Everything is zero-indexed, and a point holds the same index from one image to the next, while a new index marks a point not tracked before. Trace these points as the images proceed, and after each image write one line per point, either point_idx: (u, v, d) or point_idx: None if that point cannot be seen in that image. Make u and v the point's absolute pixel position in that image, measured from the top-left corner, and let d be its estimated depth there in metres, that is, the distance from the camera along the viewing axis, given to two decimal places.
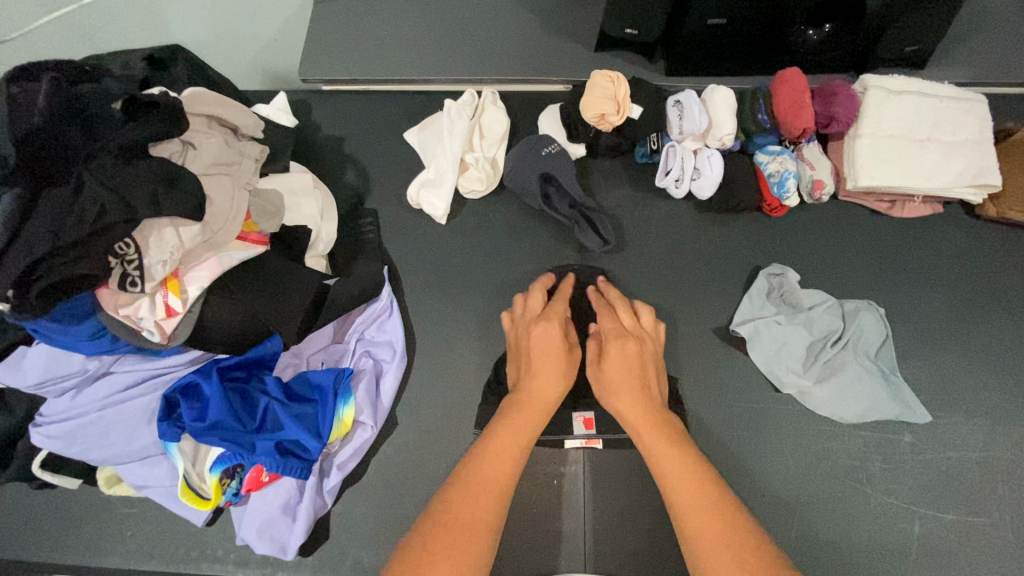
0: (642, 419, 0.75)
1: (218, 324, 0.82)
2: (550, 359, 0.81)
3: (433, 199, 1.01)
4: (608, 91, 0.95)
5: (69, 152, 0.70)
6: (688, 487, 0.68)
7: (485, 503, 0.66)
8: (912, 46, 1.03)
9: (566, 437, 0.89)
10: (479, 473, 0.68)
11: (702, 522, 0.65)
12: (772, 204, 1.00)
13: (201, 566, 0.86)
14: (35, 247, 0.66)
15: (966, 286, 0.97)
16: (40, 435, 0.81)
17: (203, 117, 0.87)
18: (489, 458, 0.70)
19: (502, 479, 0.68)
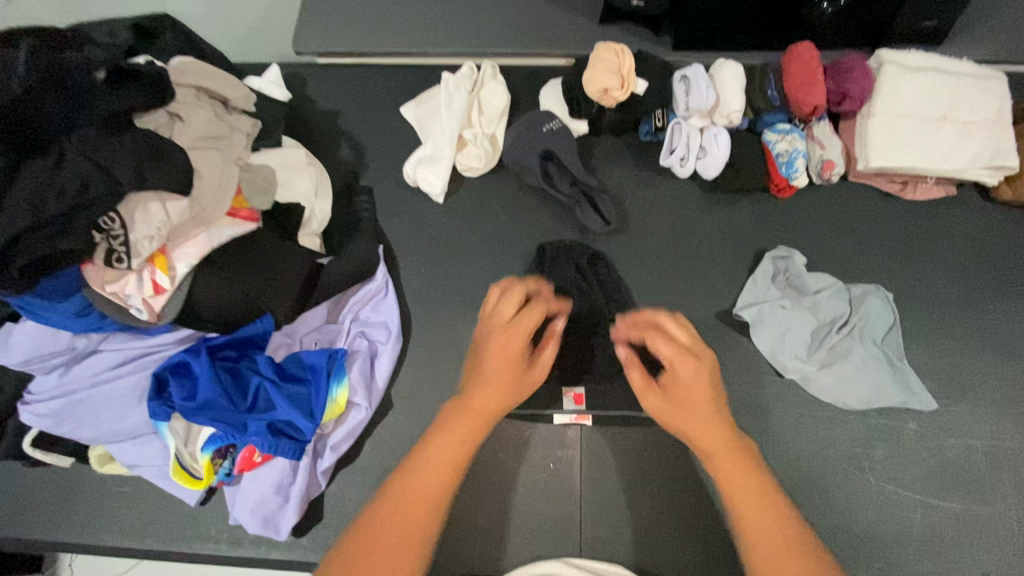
0: (695, 411, 0.62)
1: (209, 303, 0.80)
2: (501, 368, 0.67)
3: (431, 176, 0.99)
4: (612, 65, 0.92)
5: (49, 122, 0.67)
6: (732, 474, 0.59)
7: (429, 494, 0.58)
8: (928, 21, 0.99)
9: (555, 412, 0.89)
10: (431, 457, 0.60)
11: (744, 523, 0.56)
12: (779, 184, 0.96)
13: (195, 545, 0.85)
14: (16, 220, 0.63)
15: (978, 272, 0.94)
16: (29, 413, 0.79)
17: (192, 89, 0.84)
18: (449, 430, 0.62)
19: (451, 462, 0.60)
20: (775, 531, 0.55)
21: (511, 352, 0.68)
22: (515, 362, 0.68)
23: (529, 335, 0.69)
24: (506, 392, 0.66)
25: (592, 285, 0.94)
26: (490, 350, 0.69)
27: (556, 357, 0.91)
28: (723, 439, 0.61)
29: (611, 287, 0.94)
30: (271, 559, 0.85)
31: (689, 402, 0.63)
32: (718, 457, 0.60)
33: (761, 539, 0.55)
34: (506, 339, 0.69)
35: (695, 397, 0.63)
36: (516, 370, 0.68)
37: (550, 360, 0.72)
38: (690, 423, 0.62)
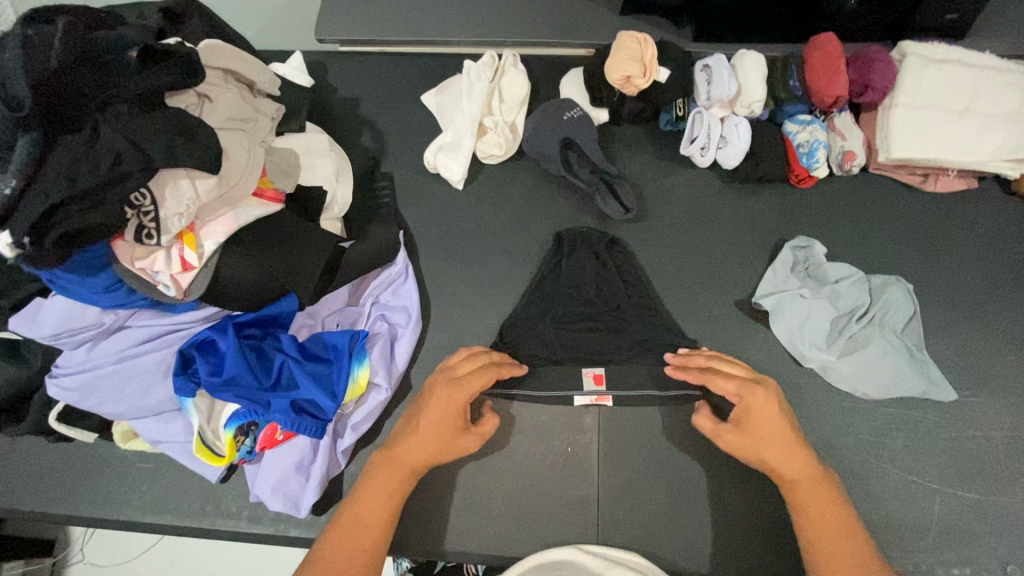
0: (773, 444, 0.74)
1: (234, 282, 0.81)
2: (436, 434, 0.77)
3: (451, 163, 0.99)
4: (635, 53, 0.93)
5: (84, 98, 0.68)
6: (810, 487, 0.73)
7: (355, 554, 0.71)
8: (951, 14, 0.97)
9: (576, 394, 0.88)
10: (362, 508, 0.74)
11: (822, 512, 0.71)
12: (800, 174, 0.96)
13: (215, 522, 0.86)
14: (51, 193, 0.65)
15: (999, 264, 0.94)
16: (56, 386, 0.81)
17: (220, 71, 0.85)
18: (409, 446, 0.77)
19: (376, 522, 0.73)
20: (826, 513, 0.71)
21: (439, 395, 0.79)
22: (450, 432, 0.78)
23: (459, 414, 0.78)
24: (431, 450, 0.77)
25: (610, 269, 0.95)
26: (434, 398, 0.79)
27: (575, 341, 0.91)
28: (785, 449, 0.74)
29: (630, 272, 0.95)
30: (290, 536, 0.85)
31: (767, 438, 0.74)
32: (802, 493, 0.73)
33: (817, 519, 0.71)
34: (445, 392, 0.79)
35: (773, 425, 0.75)
36: (452, 410, 0.78)
37: (488, 431, 0.80)
38: (774, 452, 0.73)
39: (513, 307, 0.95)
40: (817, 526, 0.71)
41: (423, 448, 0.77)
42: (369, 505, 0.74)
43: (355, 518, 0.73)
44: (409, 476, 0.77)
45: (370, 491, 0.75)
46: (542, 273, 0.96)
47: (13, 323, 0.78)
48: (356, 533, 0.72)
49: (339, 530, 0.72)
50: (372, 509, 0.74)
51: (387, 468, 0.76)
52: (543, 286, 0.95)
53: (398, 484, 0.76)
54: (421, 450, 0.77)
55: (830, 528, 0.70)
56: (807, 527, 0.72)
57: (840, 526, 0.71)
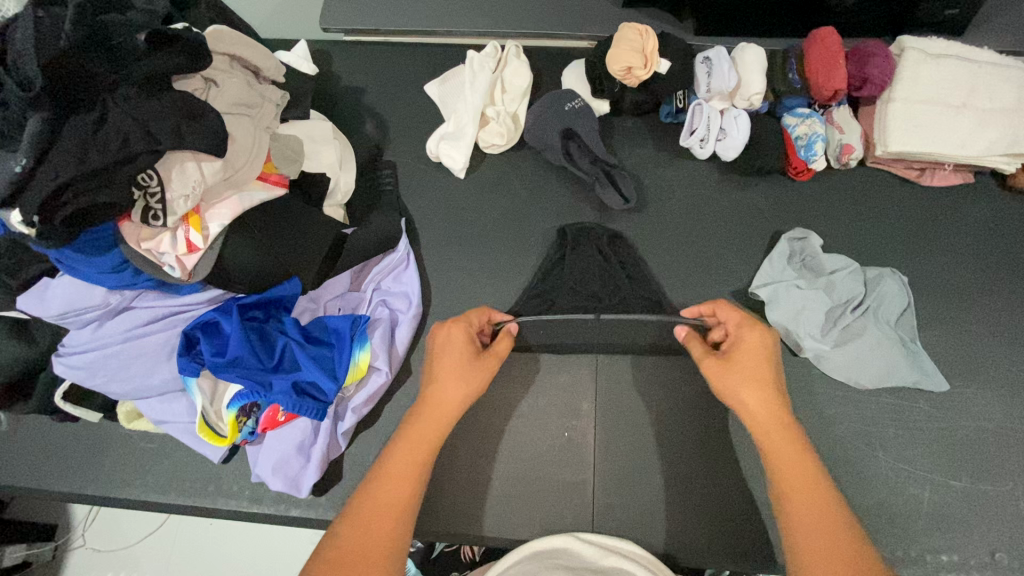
0: (751, 387, 0.68)
1: (239, 265, 0.82)
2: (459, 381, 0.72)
3: (453, 151, 1.00)
4: (636, 44, 0.93)
5: (95, 80, 0.70)
6: (776, 438, 0.66)
7: (394, 503, 0.64)
8: (952, 8, 0.99)
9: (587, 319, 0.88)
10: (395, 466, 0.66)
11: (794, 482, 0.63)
12: (797, 167, 0.97)
13: (217, 501, 0.88)
14: (61, 171, 0.66)
15: (993, 258, 0.95)
16: (62, 365, 0.82)
17: (226, 57, 0.86)
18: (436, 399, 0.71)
19: (414, 468, 0.66)
20: (790, 454, 0.65)
21: (456, 334, 0.77)
22: (469, 368, 0.74)
23: (473, 353, 0.75)
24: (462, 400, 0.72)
25: (613, 263, 0.94)
26: (444, 338, 0.76)
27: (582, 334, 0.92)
28: (765, 385, 0.68)
29: (631, 264, 0.95)
30: (291, 516, 0.87)
31: (748, 372, 0.69)
32: (769, 431, 0.66)
33: (784, 460, 0.65)
34: (453, 336, 0.76)
35: (758, 361, 0.69)
36: (467, 347, 0.76)
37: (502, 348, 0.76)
38: (754, 400, 0.67)
39: (513, 294, 0.97)
40: (782, 463, 0.65)
41: (456, 390, 0.72)
42: (408, 452, 0.67)
43: (393, 467, 0.66)
44: (445, 421, 0.71)
45: (409, 439, 0.68)
46: (543, 269, 0.97)
47: (24, 301, 0.80)
48: (393, 482, 0.65)
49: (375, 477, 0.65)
50: (410, 454, 0.67)
51: (424, 413, 0.71)
52: (545, 283, 0.95)
53: (437, 428, 0.70)
54: (456, 390, 0.72)
55: (793, 467, 0.64)
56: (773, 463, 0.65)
57: (808, 469, 0.64)
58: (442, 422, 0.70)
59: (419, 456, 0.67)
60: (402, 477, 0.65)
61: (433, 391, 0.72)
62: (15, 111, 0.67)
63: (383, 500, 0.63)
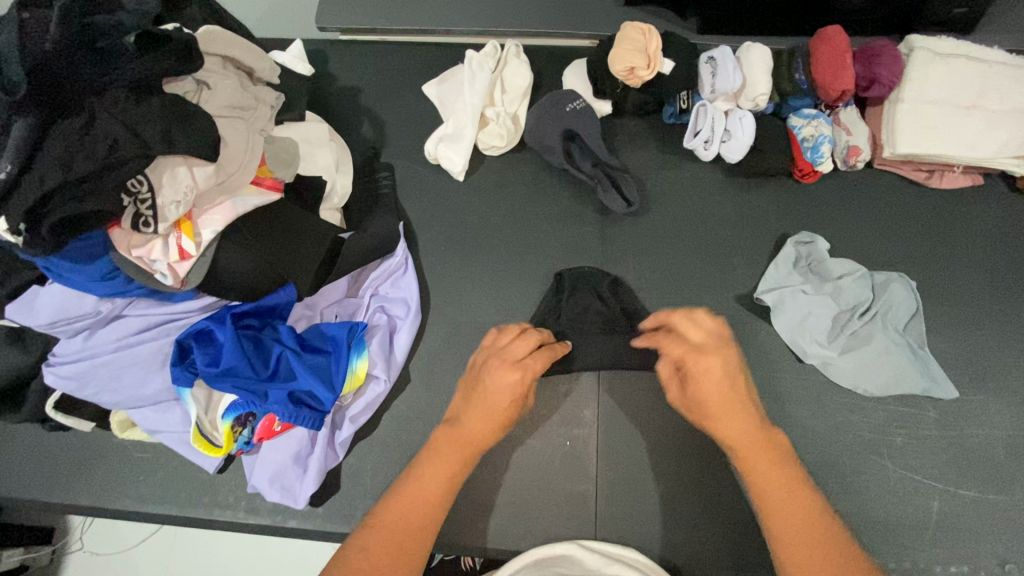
0: (719, 410, 0.61)
1: (234, 272, 0.81)
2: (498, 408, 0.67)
3: (452, 153, 0.98)
4: (639, 44, 0.92)
5: (81, 83, 0.68)
6: (754, 455, 0.61)
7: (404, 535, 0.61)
8: (959, 8, 0.97)
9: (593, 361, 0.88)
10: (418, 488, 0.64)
11: (784, 510, 0.59)
12: (803, 168, 0.95)
13: (213, 512, 0.86)
14: (47, 178, 0.65)
15: (1002, 262, 0.93)
16: (51, 374, 0.80)
17: (219, 58, 0.84)
18: (469, 421, 0.67)
19: (435, 499, 0.64)
20: (782, 492, 0.60)
21: (505, 376, 0.67)
22: (502, 408, 0.67)
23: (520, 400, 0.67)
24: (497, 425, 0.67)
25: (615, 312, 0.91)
26: (493, 379, 0.67)
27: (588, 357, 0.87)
28: (734, 412, 0.61)
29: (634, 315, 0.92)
30: (288, 527, 0.85)
31: (719, 401, 0.61)
32: (750, 462, 0.62)
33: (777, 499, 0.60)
34: (508, 375, 0.67)
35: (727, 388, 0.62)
36: (507, 394, 0.67)
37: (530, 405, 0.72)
38: (726, 424, 0.62)
39: (513, 299, 0.95)
40: (782, 507, 0.60)
41: (490, 429, 0.67)
42: (430, 482, 0.65)
43: (411, 493, 0.64)
44: (472, 454, 0.67)
45: (434, 470, 0.65)
46: (541, 314, 0.92)
47: (9, 310, 0.78)
48: (412, 512, 0.63)
49: (396, 499, 0.64)
50: (431, 484, 0.64)
51: (451, 446, 0.66)
52: (545, 326, 0.90)
53: (461, 463, 0.66)
54: (484, 427, 0.67)
55: (789, 508, 0.59)
56: (772, 512, 0.60)
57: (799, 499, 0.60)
58: (464, 459, 0.66)
59: (442, 485, 0.65)
60: (416, 512, 0.63)
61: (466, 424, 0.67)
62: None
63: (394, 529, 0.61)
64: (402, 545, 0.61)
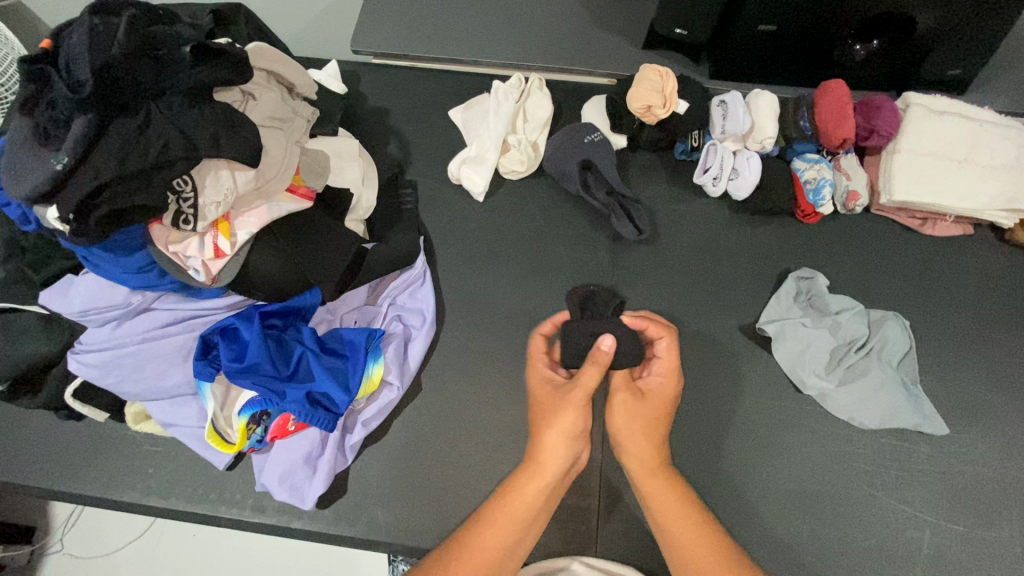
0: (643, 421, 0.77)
1: (262, 273, 0.84)
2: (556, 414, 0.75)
3: (474, 175, 1.03)
4: (656, 85, 0.99)
5: (140, 85, 0.71)
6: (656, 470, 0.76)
7: (493, 558, 0.69)
8: (953, 69, 1.05)
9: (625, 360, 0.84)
10: (505, 508, 0.72)
11: (678, 523, 0.73)
12: (806, 210, 1.01)
13: (219, 509, 0.87)
14: (101, 172, 0.68)
15: (991, 307, 0.98)
16: (76, 362, 0.82)
17: (264, 72, 0.89)
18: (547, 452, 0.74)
19: (519, 519, 0.71)
20: (683, 515, 0.73)
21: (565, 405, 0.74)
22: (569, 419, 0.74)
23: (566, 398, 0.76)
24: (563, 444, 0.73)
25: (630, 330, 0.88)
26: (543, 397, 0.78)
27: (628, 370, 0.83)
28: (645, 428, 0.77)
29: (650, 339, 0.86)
30: (293, 528, 0.86)
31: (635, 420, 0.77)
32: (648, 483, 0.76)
33: (671, 518, 0.73)
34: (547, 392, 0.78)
35: (641, 412, 0.77)
36: (579, 413, 0.73)
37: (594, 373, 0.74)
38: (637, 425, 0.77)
39: (525, 317, 0.99)
40: (677, 529, 0.73)
41: (563, 438, 0.73)
42: (515, 506, 0.72)
43: (495, 517, 0.71)
44: (554, 475, 0.73)
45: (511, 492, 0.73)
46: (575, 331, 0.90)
47: (44, 296, 0.81)
48: (498, 531, 0.70)
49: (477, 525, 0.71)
50: (515, 505, 0.72)
51: (535, 468, 0.74)
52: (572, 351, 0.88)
53: (550, 478, 0.73)
54: (560, 443, 0.73)
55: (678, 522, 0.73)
56: (666, 528, 0.73)
57: (693, 519, 0.73)
58: (547, 475, 0.73)
59: (528, 506, 0.72)
60: (500, 533, 0.70)
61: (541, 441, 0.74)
62: (61, 111, 0.69)
63: (484, 553, 0.69)
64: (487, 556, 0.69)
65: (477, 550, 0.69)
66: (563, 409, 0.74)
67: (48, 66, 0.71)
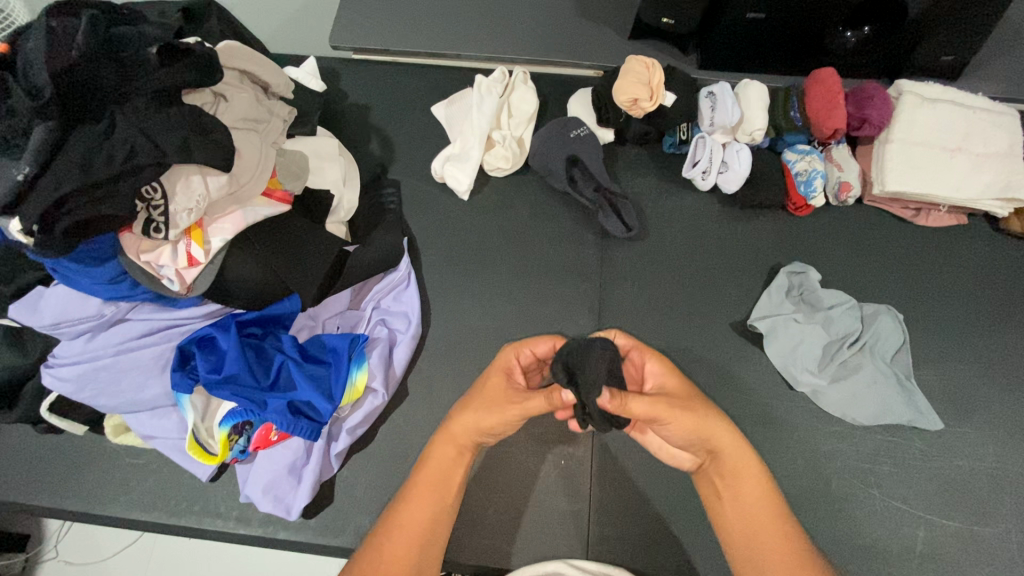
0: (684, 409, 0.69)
1: (240, 280, 0.82)
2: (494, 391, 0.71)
3: (458, 173, 1.00)
4: (642, 77, 0.96)
5: (103, 90, 0.69)
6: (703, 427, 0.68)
7: (422, 525, 0.67)
8: (947, 55, 1.03)
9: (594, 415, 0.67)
10: (433, 475, 0.70)
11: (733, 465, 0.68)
12: (797, 203, 1.00)
13: (203, 521, 0.86)
14: (64, 182, 0.65)
15: (985, 298, 0.97)
16: (51, 376, 0.80)
17: (237, 72, 0.86)
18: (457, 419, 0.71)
19: (439, 484, 0.69)
20: (741, 475, 0.68)
21: (510, 412, 0.67)
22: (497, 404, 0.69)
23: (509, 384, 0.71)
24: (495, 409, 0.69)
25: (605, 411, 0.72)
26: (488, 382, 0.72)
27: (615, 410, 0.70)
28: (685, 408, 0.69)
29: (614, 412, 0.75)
30: (279, 539, 0.85)
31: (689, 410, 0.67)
32: (727, 459, 0.68)
33: (741, 484, 0.68)
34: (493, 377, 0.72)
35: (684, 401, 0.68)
36: (506, 421, 0.68)
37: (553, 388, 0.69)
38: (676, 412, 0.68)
39: (513, 318, 0.97)
40: (736, 486, 0.68)
41: (475, 421, 0.69)
42: (435, 474, 0.70)
43: (420, 487, 0.69)
44: (466, 446, 0.71)
45: (432, 464, 0.70)
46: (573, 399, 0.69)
47: (14, 309, 0.79)
48: (423, 496, 0.68)
49: (410, 496, 0.68)
50: (430, 474, 0.70)
51: (447, 438, 0.71)
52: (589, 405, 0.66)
53: (455, 450, 0.71)
54: (470, 425, 0.70)
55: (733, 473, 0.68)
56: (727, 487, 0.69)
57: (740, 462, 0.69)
58: (457, 449, 0.71)
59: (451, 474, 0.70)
60: (424, 502, 0.68)
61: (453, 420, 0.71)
62: (20, 118, 0.66)
63: (411, 527, 0.66)
64: (422, 525, 0.67)
65: (406, 521, 0.67)
66: (495, 408, 0.68)
67: (6, 72, 0.67)
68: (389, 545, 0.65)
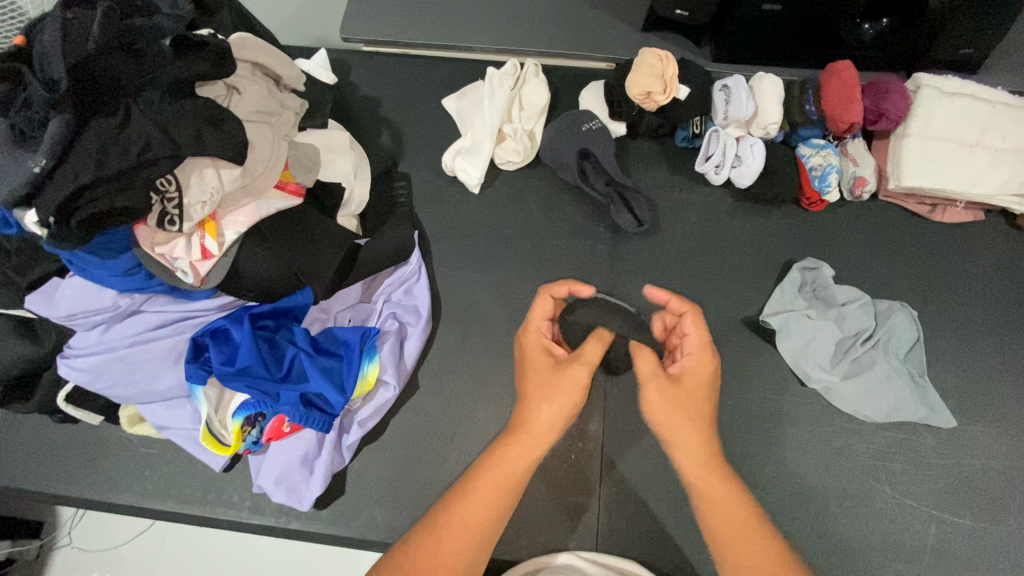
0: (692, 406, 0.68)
1: (253, 273, 0.82)
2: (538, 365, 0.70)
3: (469, 166, 1.00)
4: (657, 70, 0.96)
5: (118, 83, 0.69)
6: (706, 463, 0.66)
7: (481, 522, 0.61)
8: (965, 49, 1.01)
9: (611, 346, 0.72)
10: (504, 469, 0.64)
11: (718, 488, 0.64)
12: (811, 198, 0.99)
13: (217, 510, 0.87)
14: (80, 174, 0.66)
15: (1002, 296, 0.96)
16: (67, 367, 0.81)
17: (249, 64, 0.85)
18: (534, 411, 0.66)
19: (510, 481, 0.63)
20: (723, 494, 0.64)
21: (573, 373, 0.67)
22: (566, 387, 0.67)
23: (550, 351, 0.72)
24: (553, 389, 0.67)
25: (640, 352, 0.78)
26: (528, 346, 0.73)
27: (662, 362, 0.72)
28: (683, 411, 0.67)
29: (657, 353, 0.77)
30: (292, 528, 0.86)
31: (678, 410, 0.67)
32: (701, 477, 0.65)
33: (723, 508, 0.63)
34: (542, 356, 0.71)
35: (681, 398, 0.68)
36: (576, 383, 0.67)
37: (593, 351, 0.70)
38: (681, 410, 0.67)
39: (523, 312, 0.96)
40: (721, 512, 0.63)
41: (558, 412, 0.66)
42: (506, 475, 0.63)
43: (481, 486, 0.63)
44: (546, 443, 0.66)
45: (501, 459, 0.64)
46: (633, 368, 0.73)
47: (30, 300, 0.79)
48: (486, 491, 0.62)
49: (461, 493, 0.62)
50: (504, 472, 0.63)
51: (525, 434, 0.66)
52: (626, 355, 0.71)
53: (538, 449, 0.65)
54: (553, 415, 0.66)
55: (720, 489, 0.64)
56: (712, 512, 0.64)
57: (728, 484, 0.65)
58: (536, 445, 0.65)
59: (521, 470, 0.64)
60: (486, 499, 0.62)
61: (533, 411, 0.66)
62: (37, 110, 0.66)
63: (471, 526, 0.61)
64: (480, 522, 0.61)
65: (465, 518, 0.61)
66: (567, 380, 0.67)
67: (20, 63, 0.68)
68: (445, 543, 0.59)
